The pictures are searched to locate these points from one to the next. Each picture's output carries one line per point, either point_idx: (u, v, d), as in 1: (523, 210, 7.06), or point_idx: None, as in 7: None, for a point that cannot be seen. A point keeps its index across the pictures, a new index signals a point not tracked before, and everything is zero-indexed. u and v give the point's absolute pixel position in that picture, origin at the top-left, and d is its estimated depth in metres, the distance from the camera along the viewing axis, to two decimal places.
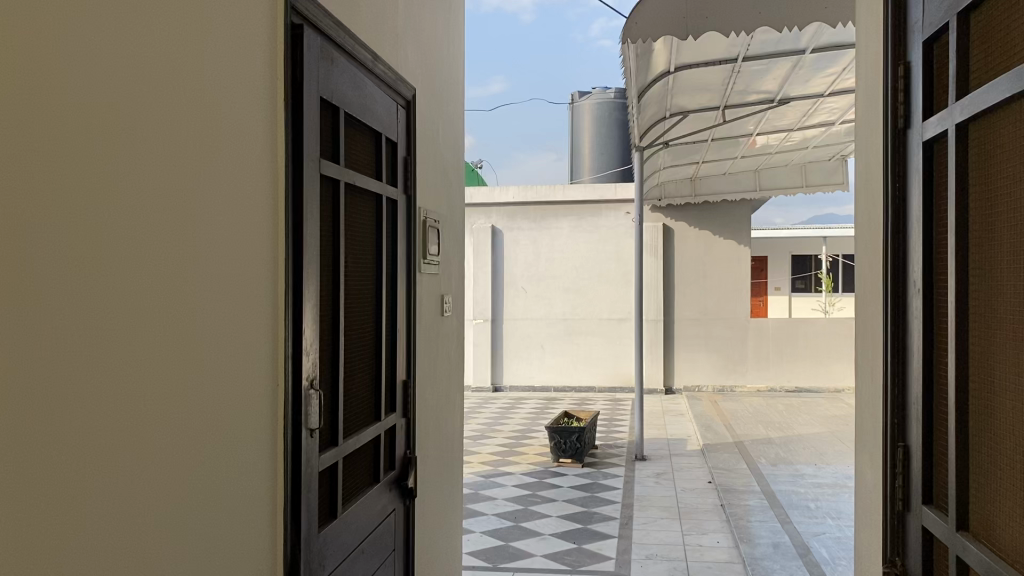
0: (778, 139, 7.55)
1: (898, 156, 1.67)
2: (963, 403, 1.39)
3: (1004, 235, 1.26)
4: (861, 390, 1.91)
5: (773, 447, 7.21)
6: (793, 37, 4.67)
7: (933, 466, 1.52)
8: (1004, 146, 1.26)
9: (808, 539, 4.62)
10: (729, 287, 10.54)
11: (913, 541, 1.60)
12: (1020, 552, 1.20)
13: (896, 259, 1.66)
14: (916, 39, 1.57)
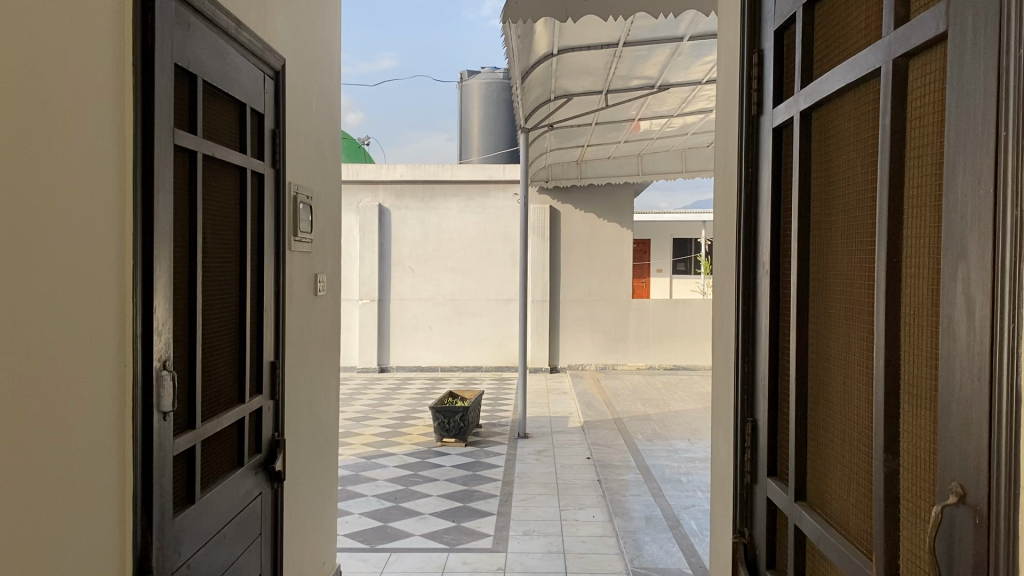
0: (659, 125, 7.73)
1: (751, 142, 1.72)
2: (802, 380, 1.45)
3: (840, 219, 1.31)
4: (716, 367, 1.98)
5: (650, 424, 7.45)
6: (670, 24, 4.78)
7: (777, 439, 1.59)
8: (840, 133, 1.32)
9: (679, 512, 4.79)
10: (612, 268, 10.78)
11: (759, 513, 1.67)
12: (847, 520, 1.27)
13: (748, 242, 1.72)
14: (769, 29, 1.62)
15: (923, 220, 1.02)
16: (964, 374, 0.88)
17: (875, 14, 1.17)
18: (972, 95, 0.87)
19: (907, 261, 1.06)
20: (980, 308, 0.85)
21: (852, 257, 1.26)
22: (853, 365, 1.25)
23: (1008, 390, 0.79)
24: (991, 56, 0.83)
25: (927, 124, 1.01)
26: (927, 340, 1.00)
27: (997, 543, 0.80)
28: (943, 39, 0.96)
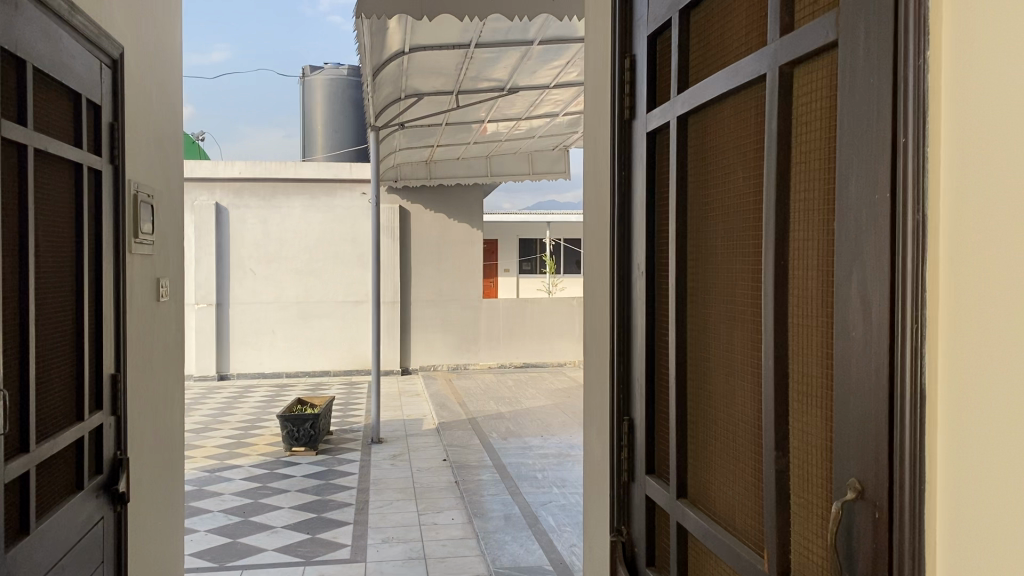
0: (507, 126, 7.80)
1: (623, 147, 1.73)
2: (682, 381, 1.47)
3: (718, 223, 1.34)
4: (589, 368, 1.99)
5: (504, 422, 7.51)
6: (521, 27, 4.82)
7: (654, 439, 1.61)
8: (718, 139, 1.34)
9: (537, 509, 4.85)
10: (462, 268, 10.79)
11: (637, 510, 1.69)
12: (733, 517, 1.29)
13: (622, 244, 1.73)
14: (641, 35, 1.63)
15: (813, 225, 1.04)
16: (860, 374, 0.91)
17: (757, 23, 1.20)
18: (866, 103, 0.90)
19: (794, 262, 1.09)
20: (876, 312, 0.88)
21: (733, 259, 1.29)
22: (737, 364, 1.27)
23: (910, 387, 0.82)
24: (885, 64, 0.86)
25: (815, 131, 1.04)
26: (818, 339, 1.03)
27: (901, 535, 0.83)
28: (832, 48, 0.99)
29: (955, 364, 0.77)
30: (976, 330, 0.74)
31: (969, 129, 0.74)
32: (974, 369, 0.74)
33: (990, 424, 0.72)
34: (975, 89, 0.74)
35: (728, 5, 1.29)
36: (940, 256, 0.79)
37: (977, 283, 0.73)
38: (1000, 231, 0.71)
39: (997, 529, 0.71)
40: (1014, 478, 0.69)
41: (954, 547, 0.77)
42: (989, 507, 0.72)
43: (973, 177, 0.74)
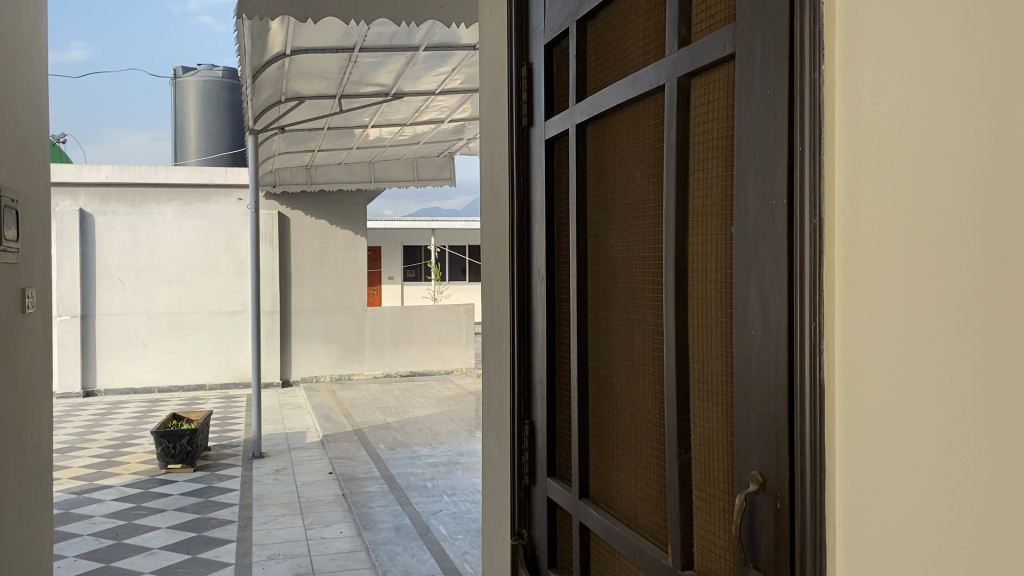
0: (391, 132, 7.74)
1: (521, 154, 1.75)
2: (584, 383, 1.51)
3: (618, 228, 1.38)
4: (488, 373, 2.00)
5: (391, 432, 7.43)
6: (406, 33, 4.80)
7: (555, 440, 1.64)
8: (617, 146, 1.38)
9: (427, 518, 4.81)
10: (345, 277, 10.62)
11: (538, 512, 1.71)
12: (636, 513, 1.33)
13: (522, 249, 1.75)
14: (538, 43, 1.66)
15: (711, 229, 1.09)
16: (760, 371, 0.96)
17: (654, 34, 1.24)
18: (762, 114, 0.94)
19: (694, 266, 1.13)
20: (775, 313, 0.92)
21: (633, 263, 1.32)
22: (639, 364, 1.31)
23: (810, 382, 0.86)
24: (781, 77, 0.90)
25: (713, 140, 1.08)
26: (718, 337, 1.08)
27: (802, 522, 0.87)
28: (729, 60, 1.04)
29: (859, 356, 0.81)
30: (879, 324, 0.78)
31: (867, 136, 0.79)
32: (874, 363, 0.79)
33: (890, 412, 0.77)
34: (872, 98, 0.79)
35: (625, 17, 1.33)
36: (842, 257, 0.83)
37: (878, 280, 0.78)
38: (896, 231, 0.76)
39: (894, 507, 0.76)
40: (914, 460, 0.74)
41: (859, 527, 0.81)
42: (890, 489, 0.77)
43: (872, 181, 0.79)
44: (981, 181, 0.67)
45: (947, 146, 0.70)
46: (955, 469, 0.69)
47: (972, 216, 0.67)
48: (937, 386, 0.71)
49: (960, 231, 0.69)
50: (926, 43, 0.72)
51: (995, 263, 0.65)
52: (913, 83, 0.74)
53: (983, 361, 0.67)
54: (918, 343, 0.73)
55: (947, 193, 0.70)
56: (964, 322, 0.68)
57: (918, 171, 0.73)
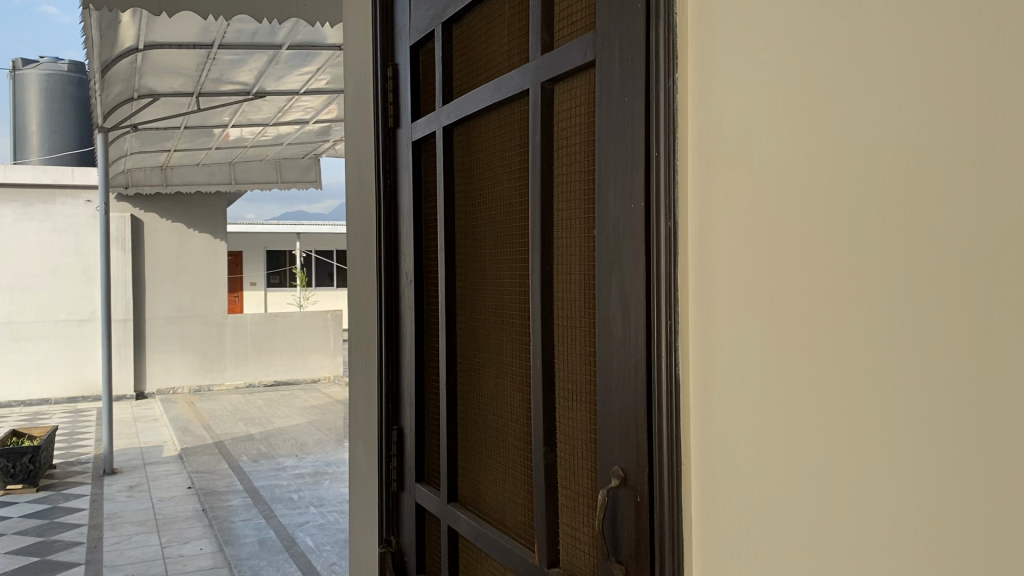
0: (252, 132, 7.50)
1: (387, 155, 1.73)
2: (451, 387, 1.51)
3: (485, 230, 1.39)
4: (355, 378, 1.97)
5: (254, 443, 7.19)
6: (268, 31, 4.67)
7: (423, 445, 1.64)
8: (482, 150, 1.38)
9: (293, 530, 4.69)
10: (204, 282, 10.20)
11: (406, 517, 1.70)
12: (503, 514, 1.34)
13: (388, 252, 1.73)
14: (403, 44, 1.65)
15: (573, 233, 1.11)
16: (620, 372, 0.98)
17: (518, 40, 1.25)
18: (621, 119, 0.97)
19: (558, 270, 1.16)
20: (634, 313, 0.95)
21: (501, 266, 1.33)
22: (506, 367, 1.32)
23: (666, 382, 0.89)
24: (637, 85, 0.94)
25: (575, 145, 1.11)
26: (581, 337, 1.10)
27: (661, 516, 0.90)
28: (589, 67, 1.06)
29: (723, 356, 0.83)
30: (742, 323, 0.80)
31: (744, 138, 0.79)
32: (756, 365, 0.78)
33: (778, 416, 0.75)
34: (750, 99, 0.79)
35: (491, 21, 1.34)
36: (713, 259, 0.84)
37: (764, 283, 0.77)
38: (768, 233, 0.76)
39: (794, 514, 0.73)
40: (795, 463, 0.73)
41: (756, 538, 0.79)
42: (786, 496, 0.74)
43: (751, 180, 0.78)
44: (862, 170, 0.66)
45: (815, 145, 0.71)
46: (850, 472, 0.67)
47: (862, 206, 0.66)
48: (817, 385, 0.70)
49: (824, 229, 0.70)
50: (793, 45, 0.73)
51: (883, 252, 0.64)
52: (778, 88, 0.75)
53: (849, 356, 0.67)
54: (807, 345, 0.71)
55: (827, 190, 0.69)
56: (854, 319, 0.66)
57: (775, 174, 0.75)
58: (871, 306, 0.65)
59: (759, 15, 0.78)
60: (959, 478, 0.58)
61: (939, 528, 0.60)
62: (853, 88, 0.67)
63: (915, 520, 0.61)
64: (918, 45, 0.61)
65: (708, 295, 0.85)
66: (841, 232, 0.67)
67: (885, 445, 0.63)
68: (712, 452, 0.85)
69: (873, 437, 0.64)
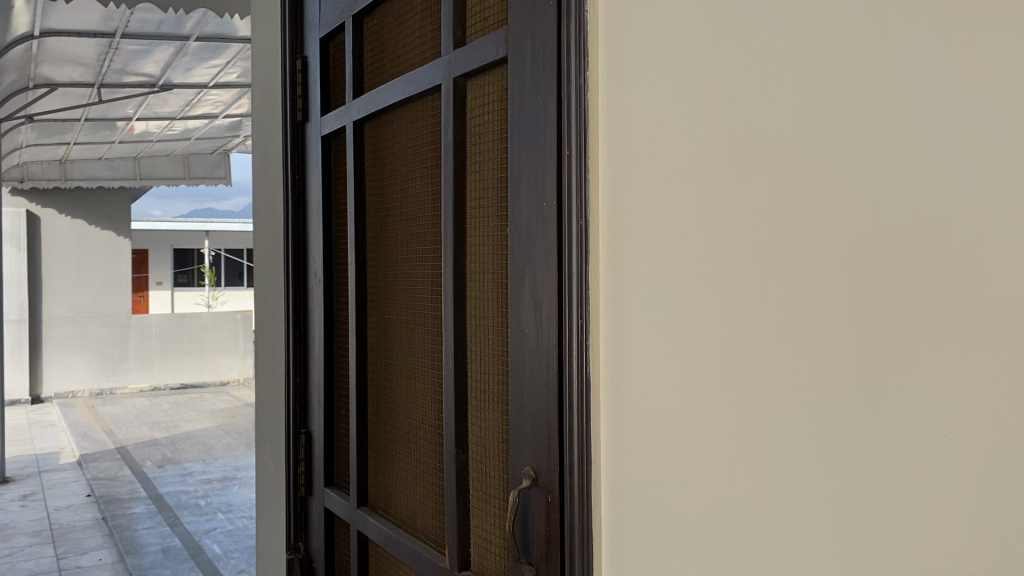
0: (158, 127, 7.24)
1: (295, 150, 1.68)
2: (362, 388, 1.47)
3: (397, 228, 1.36)
4: (261, 380, 1.91)
5: (159, 449, 6.94)
6: (174, 21, 4.50)
7: (333, 448, 1.59)
8: (394, 145, 1.35)
9: (200, 537, 4.54)
10: (106, 282, 9.82)
11: (315, 522, 1.65)
12: (415, 517, 1.31)
13: (297, 250, 1.68)
14: (313, 36, 1.60)
15: (487, 230, 1.10)
16: (532, 372, 0.97)
17: (430, 33, 1.23)
18: (534, 115, 0.96)
19: (470, 268, 1.14)
20: (547, 312, 0.94)
21: (412, 263, 1.30)
22: (418, 366, 1.29)
23: (578, 382, 0.89)
24: (550, 81, 0.93)
25: (488, 142, 1.09)
26: (494, 337, 1.08)
27: (572, 515, 0.90)
28: (502, 63, 1.05)
29: (635, 353, 0.82)
30: (655, 321, 0.79)
31: (655, 135, 0.79)
32: (666, 365, 0.78)
33: (691, 418, 0.75)
34: (659, 96, 0.79)
35: (403, 14, 1.31)
36: (624, 257, 0.83)
37: (674, 283, 0.77)
38: (679, 230, 0.76)
39: (706, 513, 0.74)
40: (707, 464, 0.73)
41: (668, 538, 0.78)
42: (701, 495, 0.74)
43: (662, 178, 0.78)
44: (777, 171, 0.66)
45: (725, 147, 0.71)
46: (768, 470, 0.67)
47: (769, 207, 0.67)
48: (729, 390, 0.71)
49: (735, 232, 0.70)
50: (707, 42, 0.73)
51: (802, 251, 0.64)
52: (689, 88, 0.75)
53: (760, 353, 0.68)
54: (721, 345, 0.71)
55: (736, 189, 0.70)
56: (772, 317, 0.67)
57: (684, 175, 0.76)
58: (789, 305, 0.65)
59: (672, 14, 0.78)
60: (875, 472, 0.59)
61: (859, 523, 0.60)
62: (771, 85, 0.67)
63: (832, 514, 0.62)
64: (836, 43, 0.61)
65: (618, 293, 0.85)
66: (757, 231, 0.68)
67: (806, 442, 0.64)
68: (625, 451, 0.84)
69: (793, 435, 0.65)
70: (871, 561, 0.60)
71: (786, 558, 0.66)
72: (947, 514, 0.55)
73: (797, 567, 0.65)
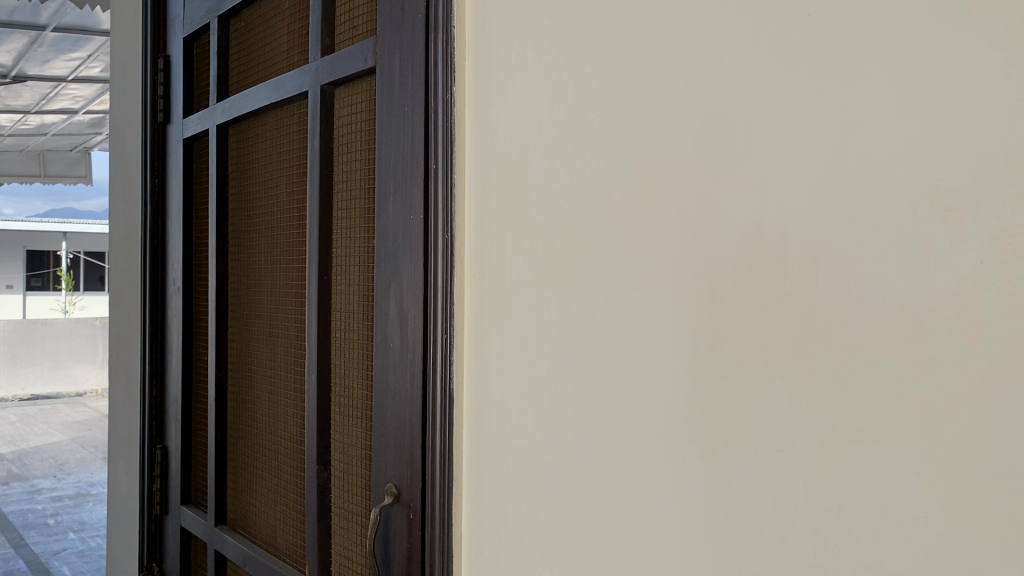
0: (10, 120, 6.78)
1: (154, 153, 1.61)
2: (222, 401, 1.41)
3: (261, 236, 1.31)
4: (114, 393, 1.81)
5: (6, 465, 6.46)
6: (29, 10, 4.22)
7: (191, 465, 1.53)
8: (259, 151, 1.31)
9: (48, 559, 4.25)
10: None
11: (170, 542, 1.58)
12: (275, 536, 1.27)
13: (155, 257, 1.60)
14: (176, 34, 1.54)
15: (353, 242, 1.08)
16: (396, 386, 0.96)
17: (298, 38, 1.20)
18: (401, 129, 0.95)
19: (335, 280, 1.12)
20: (410, 325, 0.93)
21: (275, 274, 1.27)
22: (280, 380, 1.25)
23: (441, 396, 0.89)
24: (416, 95, 0.92)
25: (355, 153, 1.07)
26: (358, 351, 1.06)
27: (432, 532, 0.89)
28: (370, 74, 1.03)
29: (501, 369, 0.83)
30: (519, 338, 0.81)
31: (520, 153, 0.81)
32: (528, 380, 0.79)
33: (550, 432, 0.77)
34: (523, 114, 0.81)
35: (270, 18, 1.28)
36: (491, 274, 0.84)
37: (537, 301, 0.78)
38: (542, 249, 0.78)
39: (561, 526, 0.75)
40: (565, 476, 0.75)
41: (528, 546, 0.79)
42: (556, 509, 0.76)
43: (526, 196, 0.80)
44: (632, 198, 0.69)
45: (586, 171, 0.73)
46: (618, 483, 0.69)
47: (626, 228, 0.69)
48: (586, 407, 0.73)
49: (594, 254, 0.72)
50: (571, 63, 0.75)
51: (659, 266, 0.66)
52: (553, 108, 0.77)
53: (614, 372, 0.70)
54: (585, 355, 0.73)
55: (594, 211, 0.72)
56: (625, 336, 0.69)
57: (548, 194, 0.77)
58: (641, 321, 0.67)
59: (542, 31, 0.79)
60: (727, 475, 0.61)
61: (714, 532, 0.62)
62: (634, 104, 0.69)
63: (684, 519, 0.64)
64: (702, 56, 0.63)
65: (483, 309, 0.86)
66: (612, 254, 0.70)
67: (665, 445, 0.66)
68: (487, 464, 0.85)
69: (655, 446, 0.66)
70: (723, 562, 0.61)
71: (643, 561, 0.67)
72: (791, 518, 0.57)
73: (655, 568, 0.66)
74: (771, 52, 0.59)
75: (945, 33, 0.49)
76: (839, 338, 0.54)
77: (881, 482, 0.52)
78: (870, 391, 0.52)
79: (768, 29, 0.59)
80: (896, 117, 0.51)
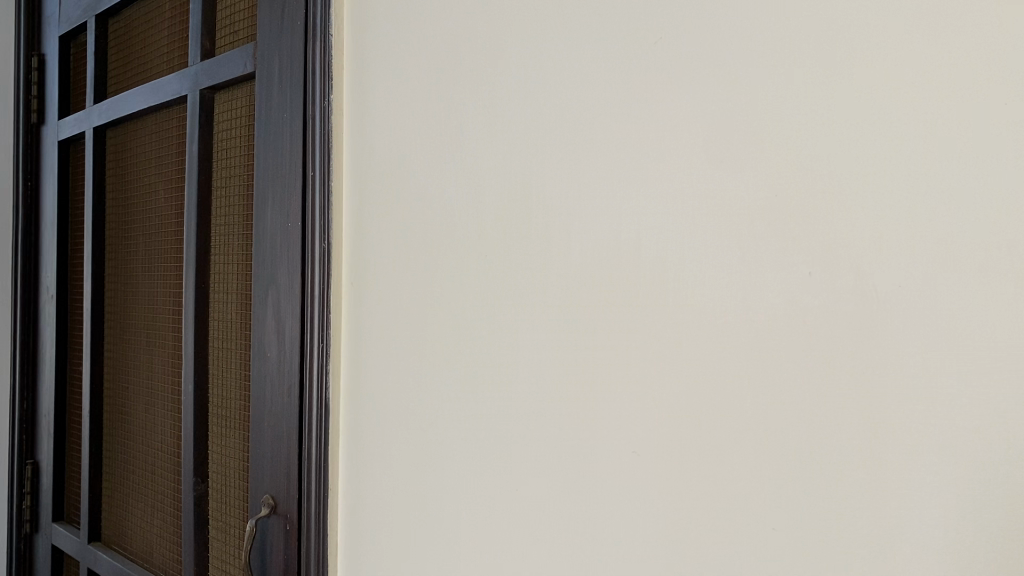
0: None
1: (27, 154, 1.54)
2: (97, 414, 1.36)
3: (139, 242, 1.28)
4: None
5: None
6: None
7: (64, 480, 1.46)
8: (137, 155, 1.28)
9: None
10: None
11: (41, 562, 1.50)
12: (151, 551, 1.23)
13: (27, 263, 1.53)
14: (51, 32, 1.48)
15: (231, 248, 1.06)
16: (273, 394, 0.95)
17: (178, 40, 1.18)
18: (278, 135, 0.95)
19: (214, 287, 1.09)
20: (288, 333, 0.92)
21: (153, 281, 1.23)
22: (157, 389, 1.22)
23: (318, 404, 0.88)
24: (294, 101, 0.92)
25: (234, 158, 1.06)
26: (236, 359, 1.05)
27: (309, 541, 0.89)
28: (250, 78, 1.02)
29: (378, 377, 0.83)
30: (394, 346, 0.81)
31: (397, 162, 0.82)
32: (402, 386, 0.80)
33: (424, 439, 0.77)
34: (400, 122, 0.81)
35: (150, 19, 1.25)
36: (369, 282, 0.85)
37: (411, 309, 0.79)
38: (416, 258, 0.79)
39: (435, 534, 0.76)
40: (438, 483, 0.76)
41: (401, 554, 0.80)
42: (431, 517, 0.76)
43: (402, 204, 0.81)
44: (501, 208, 0.71)
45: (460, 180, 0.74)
46: (491, 490, 0.71)
47: (497, 238, 0.71)
48: (458, 415, 0.74)
49: (466, 263, 0.73)
50: (446, 73, 0.77)
51: (529, 275, 0.68)
52: (428, 118, 0.78)
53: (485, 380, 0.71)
54: (458, 361, 0.74)
55: (468, 221, 0.73)
56: (496, 344, 0.70)
57: (422, 203, 0.78)
58: (511, 329, 0.69)
59: (419, 42, 0.80)
60: (591, 479, 0.63)
61: (581, 537, 0.64)
62: (506, 116, 0.71)
63: (553, 525, 0.65)
64: (571, 70, 0.65)
65: (362, 316, 0.86)
66: (484, 263, 0.72)
67: (533, 451, 0.67)
68: (365, 474, 0.85)
69: (525, 452, 0.68)
70: (589, 564, 0.63)
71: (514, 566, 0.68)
72: (649, 521, 0.59)
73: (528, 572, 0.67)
74: (632, 71, 0.61)
75: (785, 55, 0.52)
76: (689, 344, 0.57)
77: (729, 482, 0.55)
78: (717, 397, 0.55)
79: (632, 48, 0.61)
80: (743, 136, 0.54)
